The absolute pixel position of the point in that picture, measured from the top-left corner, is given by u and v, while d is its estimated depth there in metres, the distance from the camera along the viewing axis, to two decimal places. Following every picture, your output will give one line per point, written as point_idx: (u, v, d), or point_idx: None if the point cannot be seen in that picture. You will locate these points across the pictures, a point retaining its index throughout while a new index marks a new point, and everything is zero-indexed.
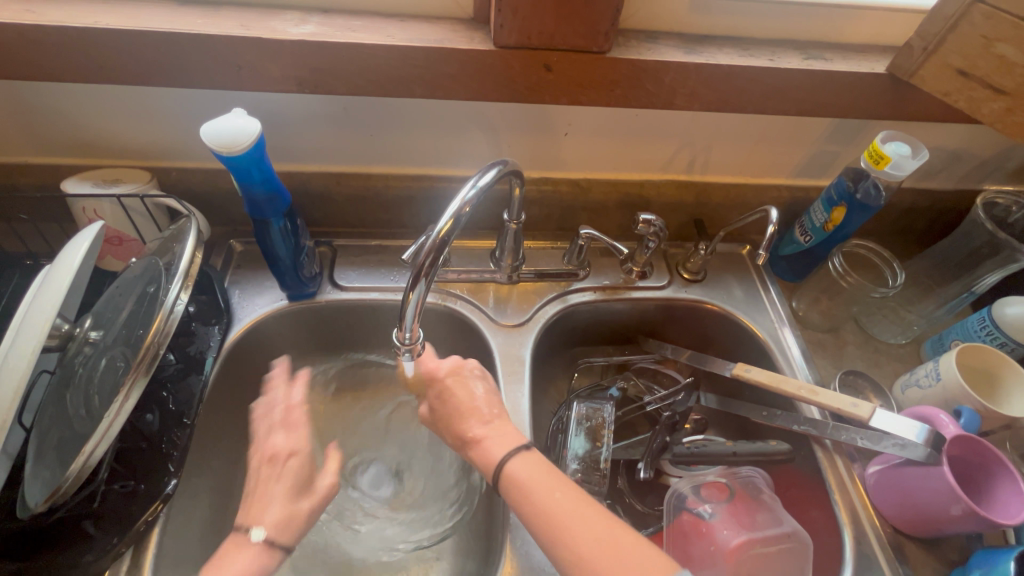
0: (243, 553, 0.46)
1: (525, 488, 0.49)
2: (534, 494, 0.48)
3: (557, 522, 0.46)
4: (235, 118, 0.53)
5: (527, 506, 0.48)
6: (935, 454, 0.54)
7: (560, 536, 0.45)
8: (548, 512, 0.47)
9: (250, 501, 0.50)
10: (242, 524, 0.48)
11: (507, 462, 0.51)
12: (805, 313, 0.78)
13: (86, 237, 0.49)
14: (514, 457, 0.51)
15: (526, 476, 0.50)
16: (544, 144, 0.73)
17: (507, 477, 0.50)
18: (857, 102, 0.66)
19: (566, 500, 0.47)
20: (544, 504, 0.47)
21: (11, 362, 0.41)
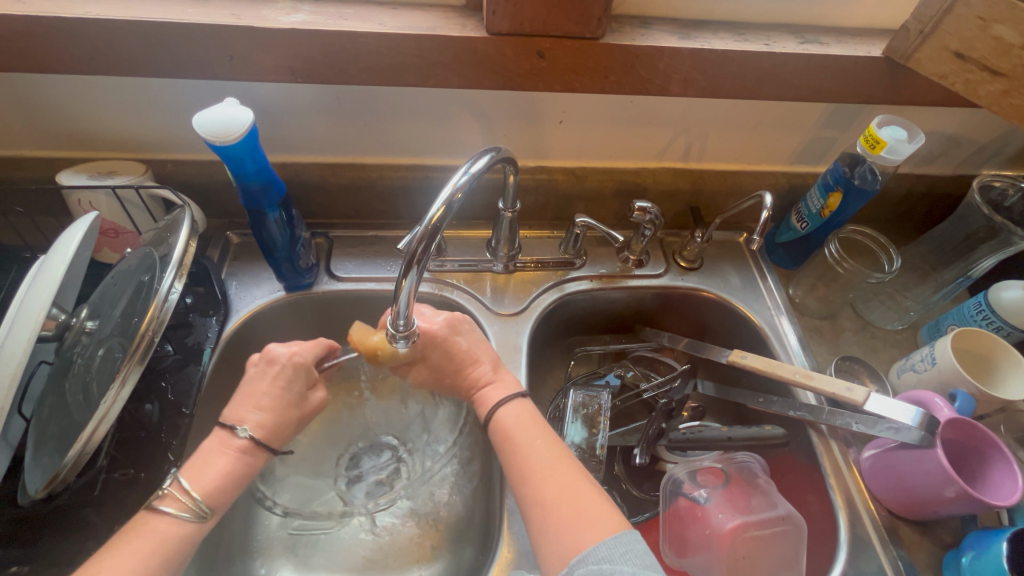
0: (229, 452, 0.51)
1: (510, 432, 0.55)
2: (519, 440, 0.54)
3: (530, 466, 0.52)
4: (227, 108, 0.52)
5: (508, 452, 0.54)
6: (929, 437, 0.54)
7: (532, 481, 0.51)
8: (524, 455, 0.53)
9: (234, 407, 0.54)
10: (228, 422, 0.53)
11: (499, 408, 0.57)
12: (802, 300, 0.78)
13: (80, 227, 0.49)
14: (507, 404, 0.57)
15: (514, 423, 0.56)
16: (539, 132, 0.73)
17: (498, 425, 0.56)
18: (852, 87, 0.66)
19: (543, 449, 0.53)
20: (526, 447, 0.53)
21: (6, 351, 0.41)
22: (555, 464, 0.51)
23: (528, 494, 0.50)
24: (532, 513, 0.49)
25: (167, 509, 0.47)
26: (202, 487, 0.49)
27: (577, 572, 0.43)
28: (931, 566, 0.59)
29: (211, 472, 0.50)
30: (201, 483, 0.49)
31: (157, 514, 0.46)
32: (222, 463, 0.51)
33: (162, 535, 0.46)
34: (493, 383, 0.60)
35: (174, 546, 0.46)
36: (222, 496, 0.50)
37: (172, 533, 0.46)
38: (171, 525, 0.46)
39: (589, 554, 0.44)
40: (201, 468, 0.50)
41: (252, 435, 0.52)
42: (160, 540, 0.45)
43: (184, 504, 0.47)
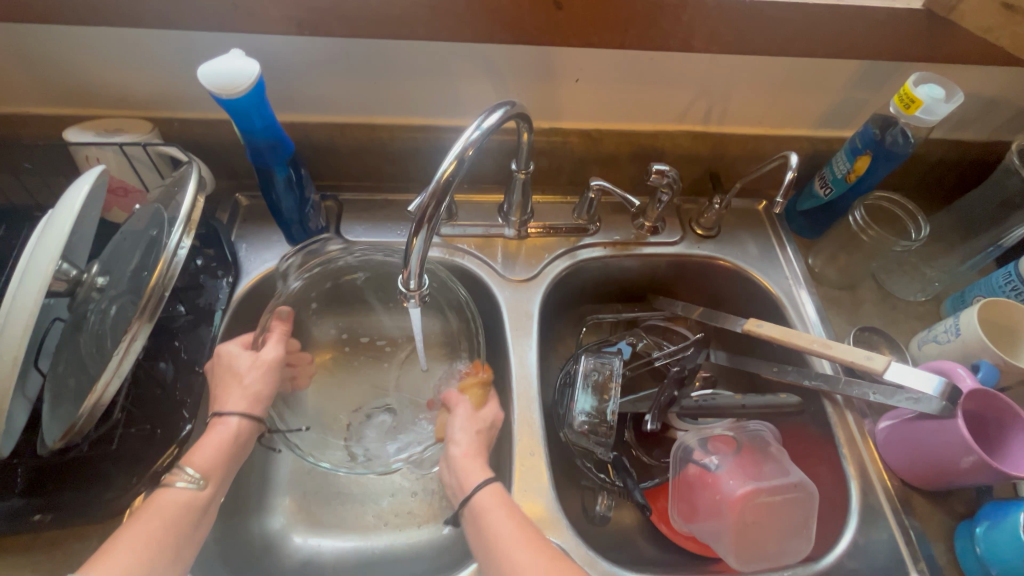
0: (220, 429, 0.54)
1: (485, 511, 0.52)
2: (494, 524, 0.51)
3: (507, 549, 0.48)
4: (233, 59, 0.50)
5: (482, 531, 0.51)
6: (950, 406, 0.53)
7: (510, 564, 0.47)
8: (497, 541, 0.49)
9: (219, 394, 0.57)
10: (217, 410, 0.55)
11: (476, 491, 0.53)
12: (821, 270, 0.76)
13: (86, 180, 0.48)
14: (486, 487, 0.54)
15: (489, 506, 0.52)
16: (553, 91, 0.70)
17: (472, 507, 0.53)
18: (888, 43, 0.62)
19: (519, 534, 0.50)
20: (500, 534, 0.50)
21: (18, 302, 0.42)
22: (528, 544, 0.49)
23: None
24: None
25: (177, 484, 0.49)
26: (201, 462, 0.51)
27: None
28: (943, 535, 0.58)
29: (208, 448, 0.52)
30: (200, 459, 0.51)
31: (168, 488, 0.48)
32: (218, 438, 0.54)
33: (174, 505, 0.47)
34: (474, 458, 0.57)
35: (188, 514, 0.48)
36: (220, 466, 0.52)
37: (186, 503, 0.48)
38: (182, 495, 0.48)
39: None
40: (198, 448, 0.52)
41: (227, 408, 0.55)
42: (172, 509, 0.47)
43: (188, 476, 0.49)
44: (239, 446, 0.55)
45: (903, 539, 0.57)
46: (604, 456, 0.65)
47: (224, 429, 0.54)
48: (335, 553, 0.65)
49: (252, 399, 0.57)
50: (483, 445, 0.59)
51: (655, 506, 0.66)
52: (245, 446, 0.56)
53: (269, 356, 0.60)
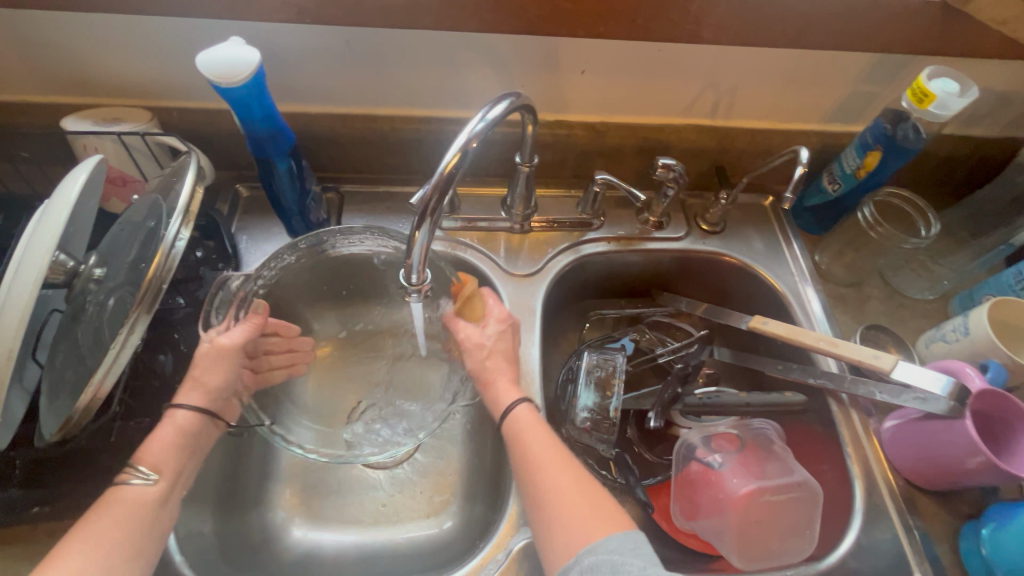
0: (167, 425, 0.52)
1: (522, 430, 0.54)
2: (527, 443, 0.53)
3: (537, 468, 0.51)
4: (232, 47, 0.49)
5: (518, 447, 0.53)
6: (958, 407, 0.53)
7: (538, 482, 0.50)
8: (529, 458, 0.52)
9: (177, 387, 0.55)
10: (167, 405, 0.53)
11: (511, 411, 0.55)
12: (828, 267, 0.75)
13: (83, 169, 0.47)
14: (519, 406, 0.56)
15: (523, 425, 0.54)
16: (558, 82, 0.69)
17: (507, 427, 0.55)
18: (901, 35, 0.61)
19: (550, 453, 0.52)
20: (533, 450, 0.52)
21: (13, 294, 0.41)
22: (559, 463, 0.51)
23: (533, 491, 0.50)
24: (536, 513, 0.49)
25: (132, 481, 0.48)
26: (151, 458, 0.49)
27: (585, 562, 0.43)
28: (947, 536, 0.58)
29: (159, 442, 0.51)
30: (152, 454, 0.50)
31: (122, 487, 0.47)
32: (166, 433, 0.51)
33: (132, 502, 0.46)
34: (506, 379, 0.59)
35: (147, 511, 0.47)
36: (173, 459, 0.50)
37: (142, 499, 0.47)
38: (137, 493, 0.47)
39: (598, 546, 0.44)
40: (147, 444, 0.50)
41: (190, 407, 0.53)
42: (129, 507, 0.46)
43: (141, 472, 0.48)
44: (191, 438, 0.52)
45: (907, 539, 0.57)
46: (605, 452, 0.65)
47: (173, 425, 0.52)
48: (335, 547, 0.64)
49: (201, 390, 0.54)
50: (511, 362, 0.61)
51: (657, 503, 0.67)
52: (199, 438, 0.53)
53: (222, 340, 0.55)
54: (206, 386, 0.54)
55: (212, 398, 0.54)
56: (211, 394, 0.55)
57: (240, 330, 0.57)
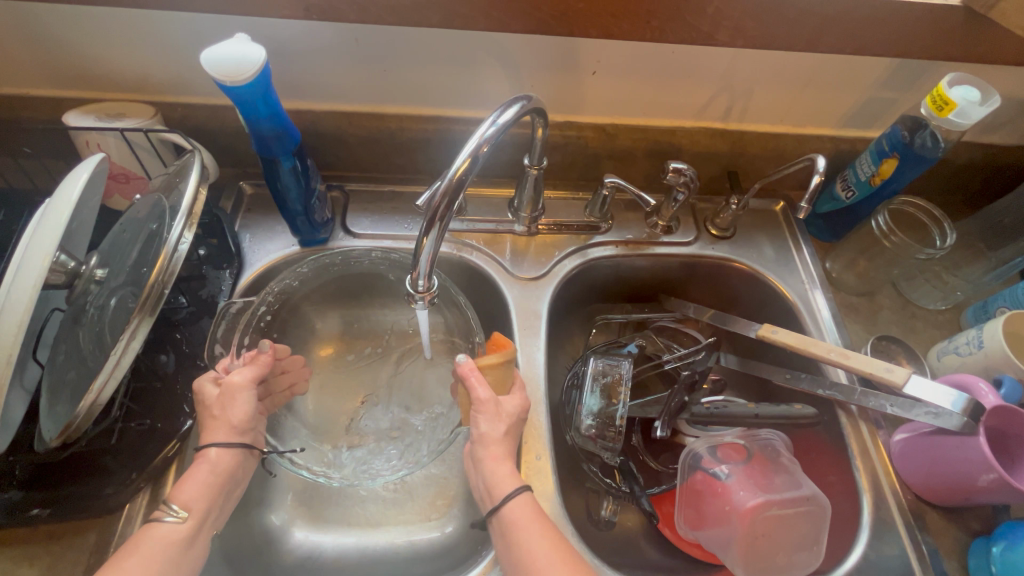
0: (202, 465, 0.51)
1: (517, 526, 0.49)
2: (527, 540, 0.48)
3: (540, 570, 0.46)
4: (237, 44, 0.48)
5: (513, 549, 0.48)
6: (972, 423, 0.51)
7: None
8: (531, 559, 0.47)
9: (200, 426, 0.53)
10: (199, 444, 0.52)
11: (509, 503, 0.50)
12: (839, 275, 0.74)
13: (84, 168, 0.46)
14: (517, 500, 0.51)
15: (520, 522, 0.50)
16: (569, 83, 0.67)
17: (501, 521, 0.50)
18: (923, 41, 0.59)
19: (553, 555, 0.47)
20: (534, 549, 0.48)
21: (13, 297, 0.40)
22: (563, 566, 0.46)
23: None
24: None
25: (164, 519, 0.47)
26: (184, 498, 0.48)
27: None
28: (956, 552, 0.57)
29: (195, 483, 0.50)
30: (186, 493, 0.49)
31: (155, 525, 0.46)
32: (201, 473, 0.50)
33: (163, 542, 0.45)
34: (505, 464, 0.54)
35: (176, 551, 0.46)
36: (205, 499, 0.49)
37: (171, 538, 0.46)
38: (169, 532, 0.46)
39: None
40: (183, 483, 0.50)
41: (219, 447, 0.52)
42: (158, 546, 0.45)
43: (173, 510, 0.47)
44: (224, 477, 0.52)
45: (915, 555, 0.56)
46: (610, 460, 0.64)
47: (208, 466, 0.51)
48: (336, 548, 0.64)
49: (228, 427, 0.53)
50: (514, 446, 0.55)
51: (660, 510, 0.65)
52: (232, 477, 0.53)
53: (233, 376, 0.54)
54: (231, 421, 0.53)
55: (238, 433, 0.53)
56: (238, 430, 0.53)
57: (249, 367, 0.56)
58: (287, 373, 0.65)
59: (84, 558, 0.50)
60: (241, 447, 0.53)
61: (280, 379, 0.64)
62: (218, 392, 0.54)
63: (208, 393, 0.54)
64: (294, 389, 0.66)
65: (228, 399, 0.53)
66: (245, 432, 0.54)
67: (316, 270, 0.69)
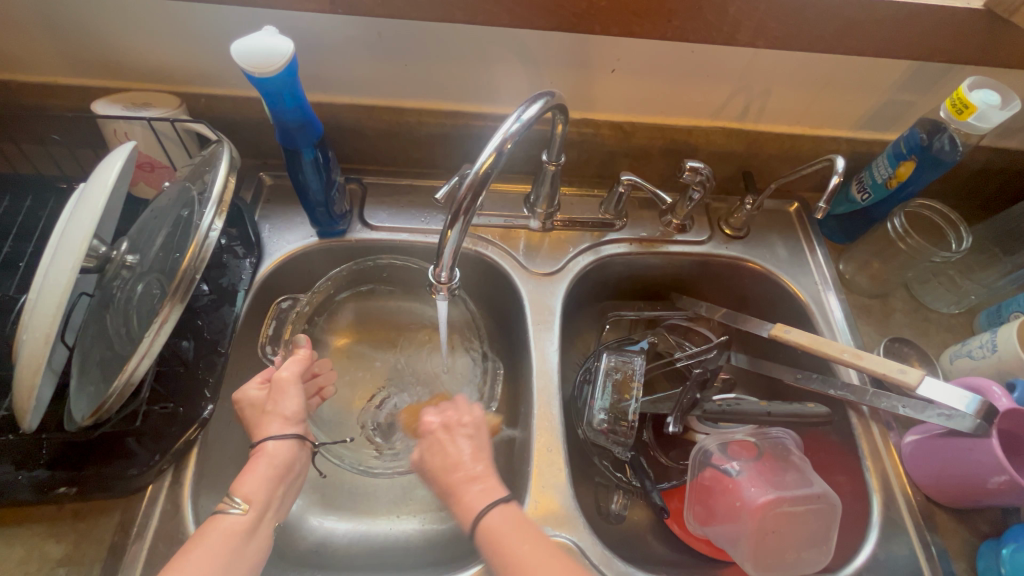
0: (264, 456, 0.51)
1: (498, 538, 0.47)
2: (512, 547, 0.46)
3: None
4: (268, 36, 0.49)
5: (497, 558, 0.46)
6: (984, 425, 0.52)
7: None
8: (522, 565, 0.45)
9: (251, 425, 0.54)
10: (254, 442, 0.53)
11: (485, 515, 0.48)
12: (852, 277, 0.74)
13: (118, 156, 0.47)
14: (497, 508, 0.49)
15: (503, 528, 0.47)
16: (587, 80, 0.68)
17: (481, 531, 0.48)
18: (944, 44, 0.59)
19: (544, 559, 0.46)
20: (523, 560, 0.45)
21: (52, 278, 0.41)
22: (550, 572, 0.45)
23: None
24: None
25: (228, 511, 0.47)
26: (245, 490, 0.49)
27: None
28: (964, 554, 0.58)
29: (254, 476, 0.50)
30: (246, 485, 0.49)
31: (219, 517, 0.47)
32: (259, 466, 0.51)
33: (226, 534, 0.46)
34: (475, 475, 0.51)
35: (237, 543, 0.46)
36: (264, 490, 0.50)
37: (234, 531, 0.46)
38: (231, 524, 0.46)
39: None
40: (244, 476, 0.50)
41: (276, 439, 0.52)
42: (222, 537, 0.45)
43: (235, 502, 0.48)
44: (282, 469, 0.52)
45: (924, 555, 0.57)
46: (621, 455, 0.65)
47: (267, 459, 0.51)
48: (348, 536, 0.65)
49: (281, 419, 0.54)
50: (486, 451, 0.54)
51: (669, 506, 0.66)
52: (290, 470, 0.53)
53: (282, 372, 0.56)
54: (284, 413, 0.54)
55: (291, 424, 0.54)
56: (290, 421, 0.55)
57: (293, 362, 0.58)
58: (318, 377, 0.65)
59: (108, 536, 0.52)
60: (296, 438, 0.54)
61: (311, 383, 0.64)
62: (266, 390, 0.56)
63: (254, 391, 0.56)
64: (323, 393, 0.65)
65: (278, 392, 0.55)
66: (297, 424, 0.55)
67: (350, 275, 0.73)
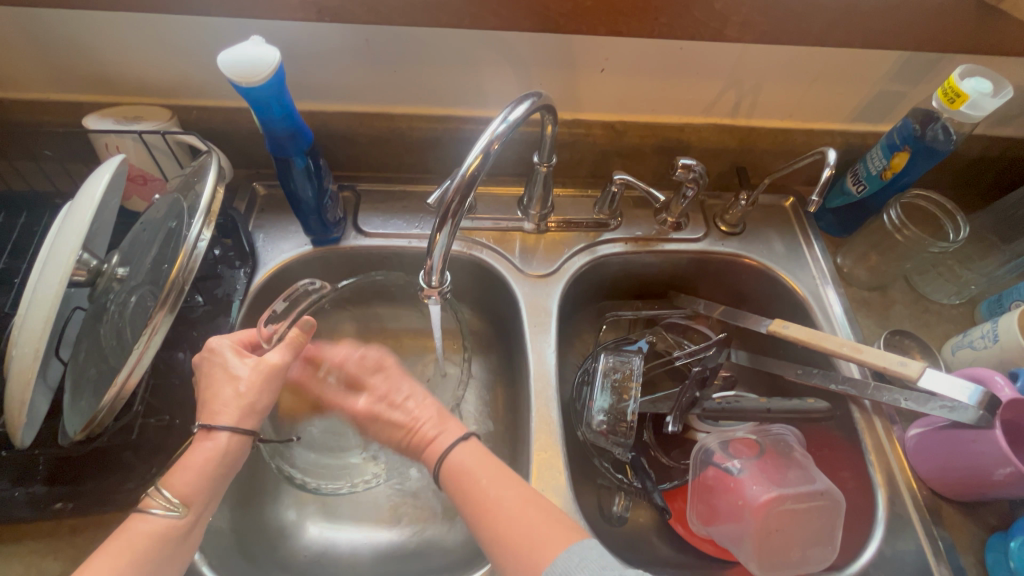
0: (207, 445, 0.49)
1: (459, 467, 0.52)
2: (471, 476, 0.51)
3: (486, 500, 0.49)
4: (253, 45, 0.49)
5: (461, 489, 0.51)
6: (988, 417, 0.51)
7: (488, 510, 0.48)
8: (477, 489, 0.50)
9: (208, 402, 0.51)
10: (203, 425, 0.50)
11: (450, 448, 0.53)
12: (851, 270, 0.74)
13: (106, 169, 0.47)
14: (459, 445, 0.54)
15: (463, 461, 0.52)
16: (575, 80, 0.68)
17: (447, 464, 0.53)
18: (934, 33, 0.59)
19: (495, 479, 0.50)
20: (479, 486, 0.50)
21: (40, 292, 0.41)
22: (511, 498, 0.48)
23: (483, 517, 0.48)
24: (488, 540, 0.47)
25: (153, 511, 0.45)
26: (180, 489, 0.46)
27: None
28: (973, 548, 0.57)
29: (191, 469, 0.48)
30: (178, 481, 0.47)
31: (143, 516, 0.45)
32: (201, 459, 0.48)
33: (150, 536, 0.44)
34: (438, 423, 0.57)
35: (165, 546, 0.44)
36: (203, 490, 0.47)
37: (163, 533, 0.44)
38: (155, 525, 0.44)
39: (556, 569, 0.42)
40: (180, 467, 0.48)
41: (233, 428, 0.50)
42: (146, 540, 0.44)
43: (166, 502, 0.45)
44: (225, 464, 0.49)
45: (932, 551, 0.56)
46: (622, 456, 0.64)
47: (210, 447, 0.49)
48: (348, 545, 0.64)
49: (245, 411, 0.51)
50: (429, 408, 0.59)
51: (672, 507, 0.65)
52: (235, 464, 0.50)
53: (273, 359, 0.54)
54: (252, 405, 0.52)
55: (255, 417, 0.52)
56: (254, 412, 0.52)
57: (286, 347, 0.56)
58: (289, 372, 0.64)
59: None
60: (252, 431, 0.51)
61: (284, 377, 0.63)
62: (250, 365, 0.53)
63: (232, 358, 0.53)
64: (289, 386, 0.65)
65: (262, 378, 0.53)
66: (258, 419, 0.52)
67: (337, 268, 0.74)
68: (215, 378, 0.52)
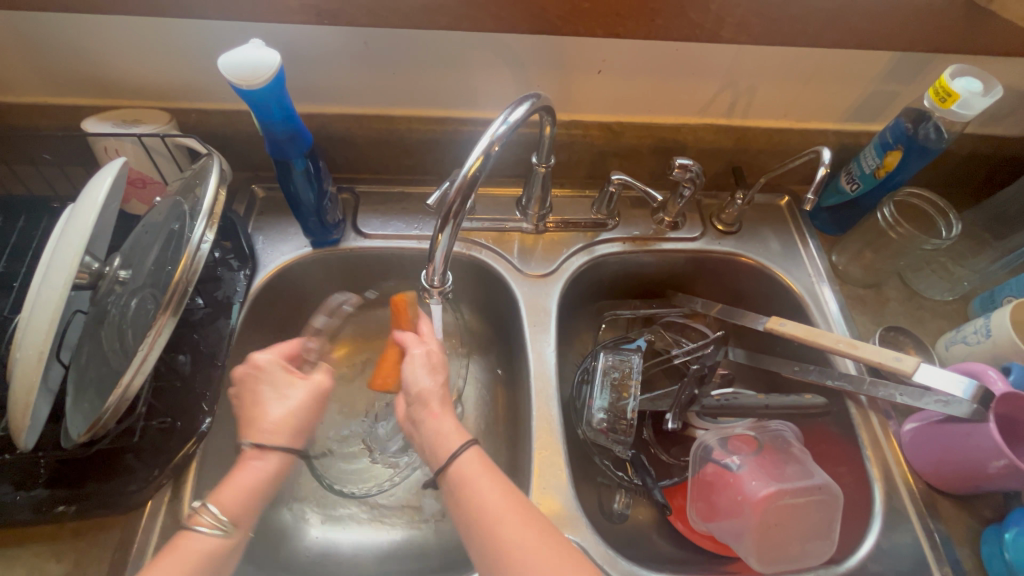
0: (257, 465, 0.50)
1: (464, 477, 0.47)
2: (477, 491, 0.46)
3: (494, 522, 0.44)
4: (254, 48, 0.49)
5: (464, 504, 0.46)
6: (981, 410, 0.52)
7: (496, 534, 0.44)
8: (484, 508, 0.45)
9: (248, 417, 0.52)
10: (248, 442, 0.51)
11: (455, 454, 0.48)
12: (845, 268, 0.75)
13: (109, 172, 0.47)
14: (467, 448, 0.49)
15: (469, 472, 0.47)
16: (573, 81, 0.68)
17: (453, 474, 0.48)
18: (924, 33, 0.60)
19: (509, 505, 0.45)
20: (485, 504, 0.45)
21: (44, 296, 0.42)
22: (523, 524, 0.44)
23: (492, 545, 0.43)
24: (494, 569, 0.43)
25: (200, 528, 0.45)
26: (230, 506, 0.47)
27: None
28: (968, 540, 0.57)
29: (238, 487, 0.48)
30: (227, 500, 0.47)
31: (189, 534, 0.44)
32: (248, 478, 0.49)
33: (197, 553, 0.43)
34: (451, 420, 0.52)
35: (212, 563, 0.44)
36: (250, 509, 0.48)
37: (209, 550, 0.44)
38: (203, 543, 0.44)
39: None
40: (228, 484, 0.48)
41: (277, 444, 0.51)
42: (195, 559, 0.43)
43: (215, 521, 0.45)
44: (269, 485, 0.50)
45: (928, 543, 0.57)
46: (622, 454, 0.65)
47: (260, 467, 0.50)
48: (352, 547, 0.65)
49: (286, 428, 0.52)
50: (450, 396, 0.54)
51: (672, 503, 0.66)
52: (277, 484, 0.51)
53: (324, 381, 0.56)
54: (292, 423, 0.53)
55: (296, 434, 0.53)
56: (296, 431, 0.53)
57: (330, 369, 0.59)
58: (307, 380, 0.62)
59: (108, 554, 0.51)
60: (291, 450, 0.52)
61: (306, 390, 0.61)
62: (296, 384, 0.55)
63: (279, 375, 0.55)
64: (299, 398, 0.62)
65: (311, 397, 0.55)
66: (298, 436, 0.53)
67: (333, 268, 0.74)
68: (262, 396, 0.53)
